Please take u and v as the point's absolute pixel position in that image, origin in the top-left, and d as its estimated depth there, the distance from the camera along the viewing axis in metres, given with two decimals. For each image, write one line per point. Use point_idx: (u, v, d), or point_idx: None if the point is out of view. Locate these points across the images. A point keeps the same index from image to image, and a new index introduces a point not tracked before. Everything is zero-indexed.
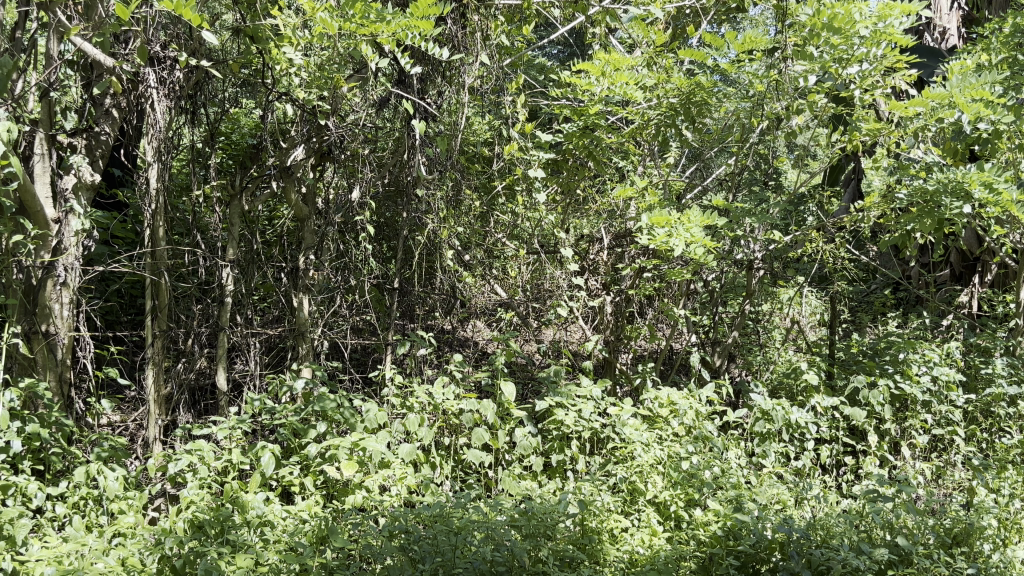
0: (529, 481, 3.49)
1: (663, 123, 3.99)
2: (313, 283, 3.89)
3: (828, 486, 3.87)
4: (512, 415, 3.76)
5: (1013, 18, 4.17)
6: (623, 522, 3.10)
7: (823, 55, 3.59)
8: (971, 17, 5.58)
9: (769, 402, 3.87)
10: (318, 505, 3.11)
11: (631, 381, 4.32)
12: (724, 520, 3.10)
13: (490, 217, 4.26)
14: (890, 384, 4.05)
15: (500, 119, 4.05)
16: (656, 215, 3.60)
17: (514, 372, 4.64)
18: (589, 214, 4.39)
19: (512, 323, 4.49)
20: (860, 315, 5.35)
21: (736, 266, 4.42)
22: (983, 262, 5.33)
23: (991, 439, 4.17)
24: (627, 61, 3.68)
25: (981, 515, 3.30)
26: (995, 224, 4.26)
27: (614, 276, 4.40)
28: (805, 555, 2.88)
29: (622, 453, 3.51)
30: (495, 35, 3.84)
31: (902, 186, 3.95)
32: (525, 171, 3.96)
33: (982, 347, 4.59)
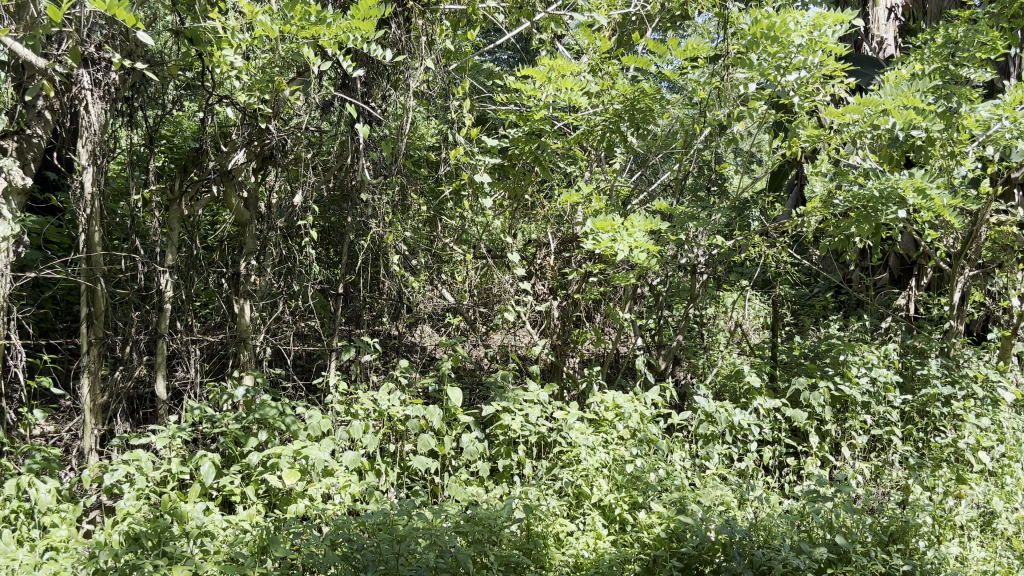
0: (475, 486, 3.48)
1: (608, 128, 4.01)
2: (255, 289, 3.83)
3: (770, 486, 3.94)
4: (458, 421, 3.75)
5: (945, 28, 4.29)
6: (568, 526, 3.10)
7: (762, 63, 3.66)
8: (906, 27, 5.74)
9: (713, 404, 3.92)
10: (260, 515, 3.07)
11: (578, 385, 4.34)
12: (667, 523, 3.13)
13: (437, 221, 4.25)
14: (830, 386, 4.13)
15: (446, 124, 4.04)
16: (601, 221, 3.62)
17: (461, 377, 4.62)
18: (536, 219, 4.40)
19: (459, 328, 4.48)
20: (802, 318, 5.44)
21: (681, 270, 4.47)
22: (920, 266, 5.47)
23: (927, 438, 4.27)
24: (571, 68, 3.70)
25: (917, 513, 3.38)
26: (930, 229, 4.37)
27: (561, 281, 4.42)
28: (747, 556, 2.92)
29: (568, 457, 3.52)
30: (441, 39, 3.84)
31: (841, 192, 4.03)
32: (471, 176, 3.96)
33: (919, 348, 4.71)
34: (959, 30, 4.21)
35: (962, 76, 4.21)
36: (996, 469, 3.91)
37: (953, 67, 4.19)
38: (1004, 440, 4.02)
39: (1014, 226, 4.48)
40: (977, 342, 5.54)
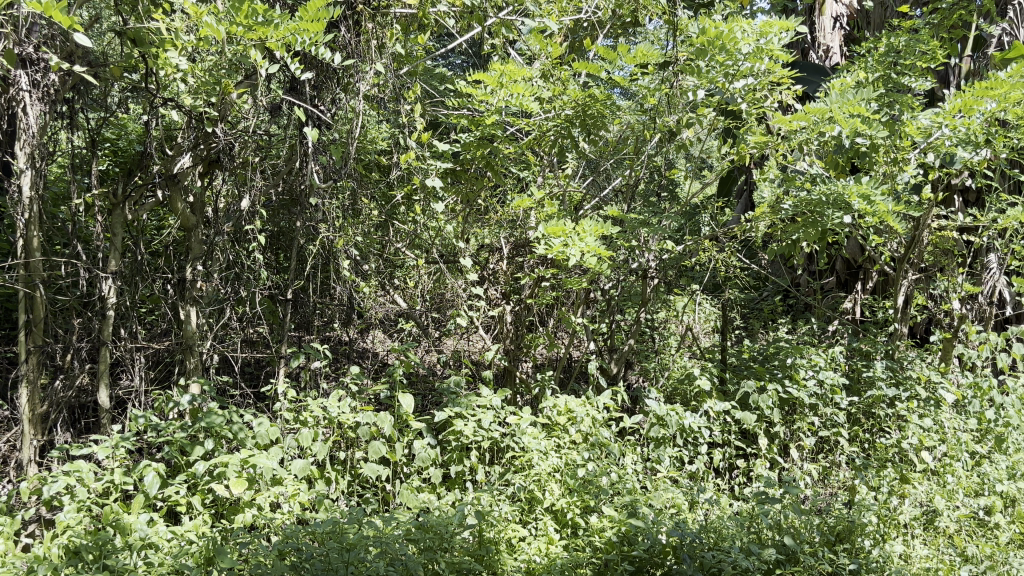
0: (427, 493, 3.45)
1: (560, 134, 4.02)
2: (202, 295, 3.76)
3: (720, 488, 3.98)
4: (410, 427, 3.72)
5: (887, 37, 4.38)
6: (520, 531, 3.09)
7: (710, 69, 3.70)
8: (851, 36, 5.86)
9: (664, 407, 3.95)
10: (206, 525, 3.01)
11: (531, 389, 4.33)
12: (618, 526, 3.14)
13: (389, 226, 4.22)
14: (778, 389, 4.19)
15: (397, 128, 4.01)
16: (552, 225, 3.62)
17: (414, 383, 4.59)
18: (489, 223, 4.39)
19: (411, 334, 4.45)
20: (752, 322, 5.51)
21: (632, 275, 4.50)
22: (865, 270, 5.58)
23: (872, 438, 4.35)
24: (522, 73, 3.69)
25: (862, 513, 3.44)
26: (875, 233, 4.46)
27: (514, 285, 4.41)
28: (697, 558, 2.94)
29: (520, 462, 3.51)
30: (391, 43, 3.81)
31: (788, 197, 4.09)
32: (423, 180, 3.94)
33: (865, 351, 4.80)
34: (901, 39, 4.30)
35: (904, 84, 4.30)
36: (938, 468, 3.99)
37: (896, 75, 4.29)
38: (946, 440, 4.11)
39: (955, 231, 4.59)
40: (920, 344, 5.66)
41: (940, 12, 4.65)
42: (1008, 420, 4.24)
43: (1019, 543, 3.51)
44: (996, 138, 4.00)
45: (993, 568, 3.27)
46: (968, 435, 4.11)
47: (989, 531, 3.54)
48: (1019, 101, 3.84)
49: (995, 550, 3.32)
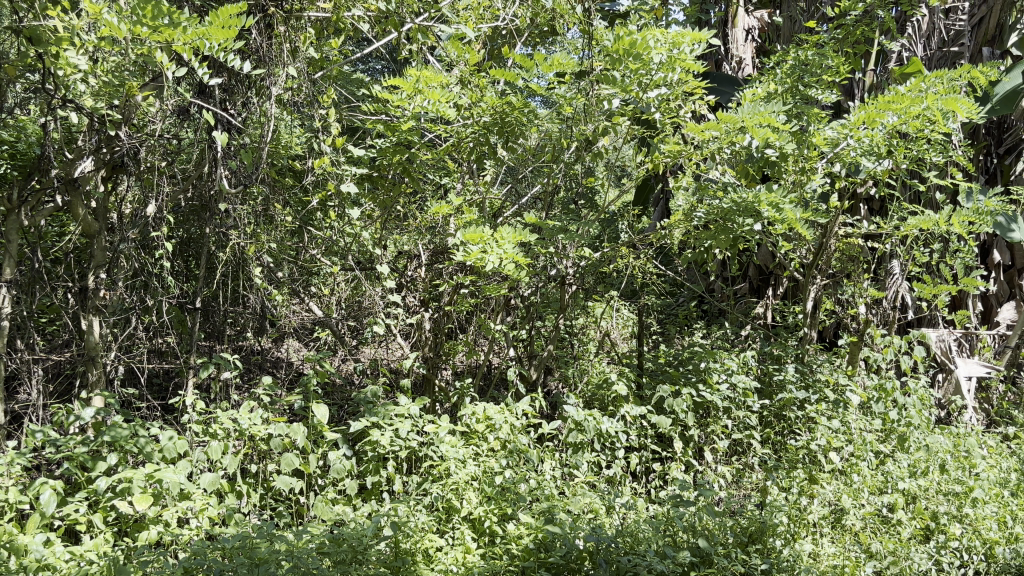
0: (342, 505, 3.39)
1: (478, 140, 4.00)
2: (105, 304, 3.61)
3: (637, 492, 4.02)
4: (325, 438, 3.64)
5: (795, 49, 4.51)
6: (437, 541, 3.03)
7: (625, 79, 3.74)
8: (763, 48, 6.00)
9: (582, 413, 3.97)
10: (108, 544, 2.89)
11: (449, 398, 4.28)
12: (535, 533, 3.14)
13: (303, 232, 4.13)
14: (693, 392, 4.27)
15: (310, 132, 3.94)
16: (470, 232, 3.60)
17: (329, 393, 4.50)
18: (408, 230, 4.34)
19: (327, 343, 4.37)
20: (668, 327, 5.58)
21: (550, 281, 4.50)
22: (776, 275, 5.72)
23: (783, 440, 4.46)
24: (438, 79, 3.66)
25: (773, 513, 3.52)
26: (784, 240, 4.58)
27: (432, 292, 4.37)
28: (613, 563, 2.97)
29: (437, 471, 3.46)
30: (305, 46, 3.74)
31: (702, 205, 4.16)
32: (337, 186, 3.86)
33: (776, 355, 4.92)
34: (808, 52, 4.43)
35: (811, 96, 4.45)
36: (845, 468, 4.11)
37: (803, 88, 4.42)
38: (853, 441, 4.24)
39: (860, 237, 4.76)
40: (828, 347, 5.84)
41: (844, 27, 4.81)
42: (910, 420, 4.40)
43: (920, 538, 3.63)
44: (897, 150, 4.16)
45: (897, 563, 3.37)
46: (873, 436, 4.25)
47: (892, 527, 3.66)
48: (918, 115, 3.98)
49: (897, 546, 3.43)
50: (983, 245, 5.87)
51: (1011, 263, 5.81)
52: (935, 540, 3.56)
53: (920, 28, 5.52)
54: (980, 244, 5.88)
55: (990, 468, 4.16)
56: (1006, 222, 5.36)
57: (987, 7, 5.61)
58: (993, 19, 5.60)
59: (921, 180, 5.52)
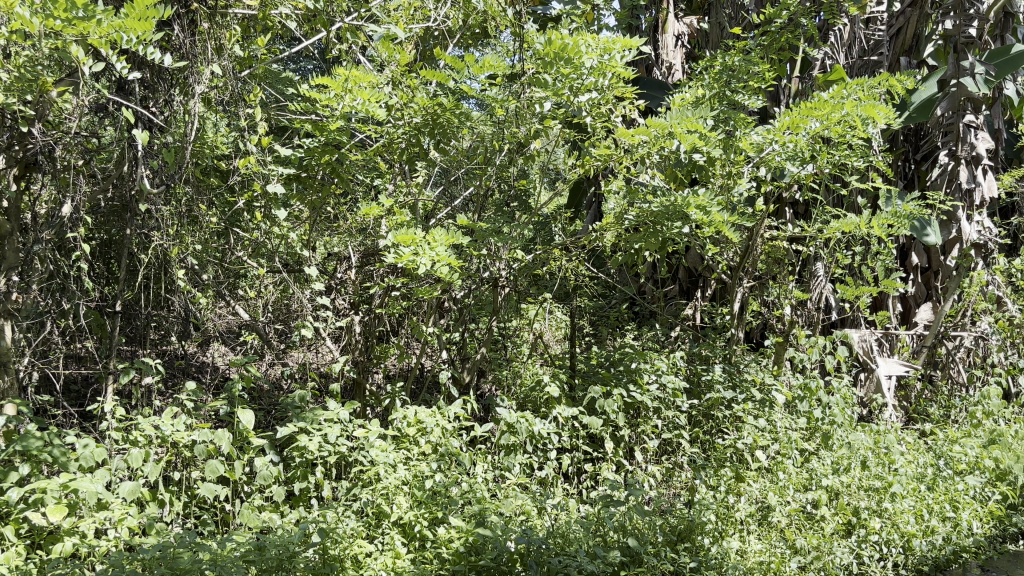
0: (269, 512, 3.32)
1: (409, 141, 3.96)
2: (19, 308, 3.47)
3: (568, 493, 4.04)
4: (251, 444, 3.55)
5: (722, 55, 4.59)
6: (367, 546, 2.98)
7: (556, 83, 3.77)
8: (692, 54, 6.07)
9: (514, 414, 3.96)
10: (19, 558, 2.76)
11: (380, 402, 4.22)
12: (466, 536, 3.12)
13: (229, 233, 4.04)
14: (623, 393, 4.31)
15: (237, 132, 3.85)
16: (401, 233, 3.55)
17: (256, 398, 4.40)
18: (338, 231, 4.28)
19: (255, 347, 4.28)
20: (600, 329, 5.60)
21: (483, 283, 4.48)
22: (705, 278, 5.86)
23: (712, 439, 4.53)
24: (367, 79, 3.62)
25: (702, 511, 3.56)
26: (712, 243, 4.65)
27: (362, 295, 4.31)
28: (544, 564, 2.98)
29: (366, 476, 3.41)
30: (230, 44, 3.65)
31: (633, 208, 4.14)
32: (263, 187, 3.79)
33: (704, 355, 5.00)
34: (734, 58, 4.52)
35: (738, 102, 4.54)
36: (771, 465, 4.19)
37: (730, 93, 4.51)
38: (778, 439, 4.32)
39: (784, 240, 4.87)
40: (755, 347, 5.95)
41: (769, 34, 4.92)
42: (833, 418, 4.51)
43: (842, 533, 3.73)
44: (820, 155, 4.27)
45: (820, 558, 3.47)
46: (797, 434, 4.33)
47: (816, 523, 3.75)
48: (840, 121, 4.14)
49: (821, 541, 3.52)
50: (901, 248, 6.11)
51: (927, 265, 6.06)
52: (856, 534, 3.67)
53: (841, 38, 5.62)
54: (899, 246, 6.08)
55: (908, 463, 4.30)
56: (921, 226, 5.58)
57: (905, 17, 5.87)
58: (909, 30, 5.86)
59: (843, 185, 5.68)
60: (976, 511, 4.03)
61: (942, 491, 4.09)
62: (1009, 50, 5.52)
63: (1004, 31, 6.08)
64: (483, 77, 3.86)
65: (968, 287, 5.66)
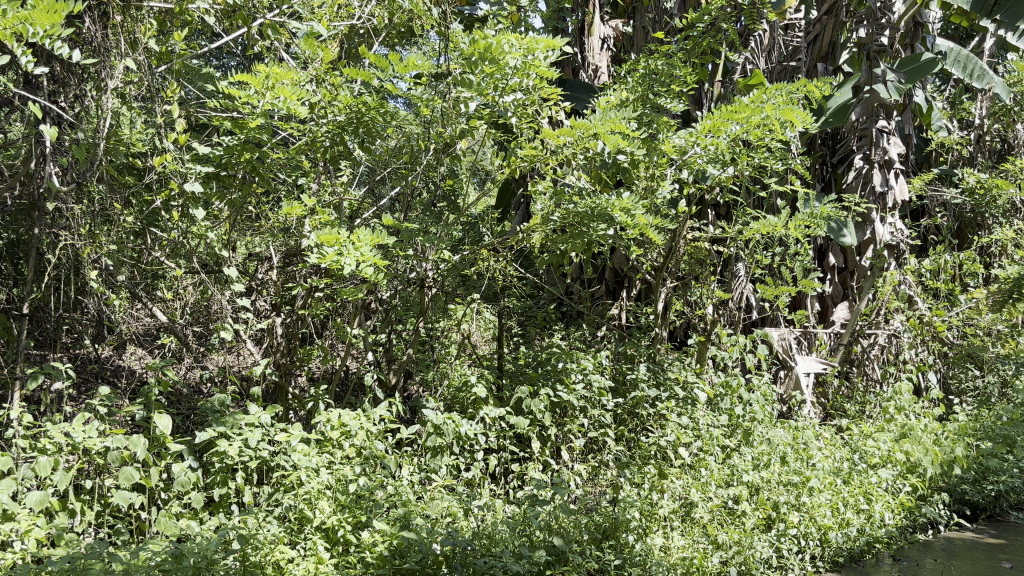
0: (187, 519, 3.22)
1: (333, 141, 3.89)
2: None
3: (495, 493, 4.04)
4: (167, 451, 3.44)
5: (646, 59, 4.65)
6: (289, 552, 2.91)
7: (481, 82, 3.75)
8: (618, 56, 6.13)
9: (440, 416, 3.93)
10: None
11: (303, 405, 4.14)
12: (390, 540, 3.09)
13: (146, 233, 3.92)
14: (550, 393, 4.33)
15: (153, 128, 3.73)
16: (325, 233, 3.49)
17: (173, 403, 4.28)
18: (260, 231, 4.19)
19: (173, 350, 4.15)
20: (528, 329, 5.61)
21: (409, 284, 4.44)
22: (630, 278, 5.93)
23: (636, 437, 4.59)
24: (289, 76, 3.57)
25: (627, 508, 3.59)
26: (636, 244, 4.71)
27: (284, 296, 4.22)
28: (469, 565, 3.01)
29: (288, 480, 3.34)
30: (145, 38, 3.52)
31: (558, 209, 4.18)
32: (181, 185, 3.67)
33: (630, 355, 5.05)
34: (658, 61, 4.58)
35: (661, 105, 4.60)
36: (694, 462, 4.26)
37: (653, 96, 4.57)
38: (701, 436, 4.39)
39: (706, 241, 4.97)
40: (679, 346, 6.03)
41: (691, 38, 5.00)
42: (754, 415, 4.60)
43: (762, 527, 3.81)
44: (740, 158, 4.34)
45: (741, 552, 3.54)
46: (719, 431, 4.41)
47: (737, 518, 3.82)
48: (758, 124, 4.23)
49: (742, 536, 3.59)
50: (819, 248, 6.28)
51: (843, 265, 6.24)
52: (776, 529, 3.75)
53: (761, 43, 5.81)
54: (817, 247, 6.28)
55: (825, 458, 4.43)
56: (838, 227, 5.76)
57: (821, 25, 6.01)
58: (825, 37, 6.04)
59: (763, 187, 5.81)
60: (888, 503, 4.19)
61: (856, 484, 4.23)
62: (919, 58, 5.74)
63: (914, 39, 6.32)
64: (407, 76, 3.83)
65: (881, 286, 5.87)
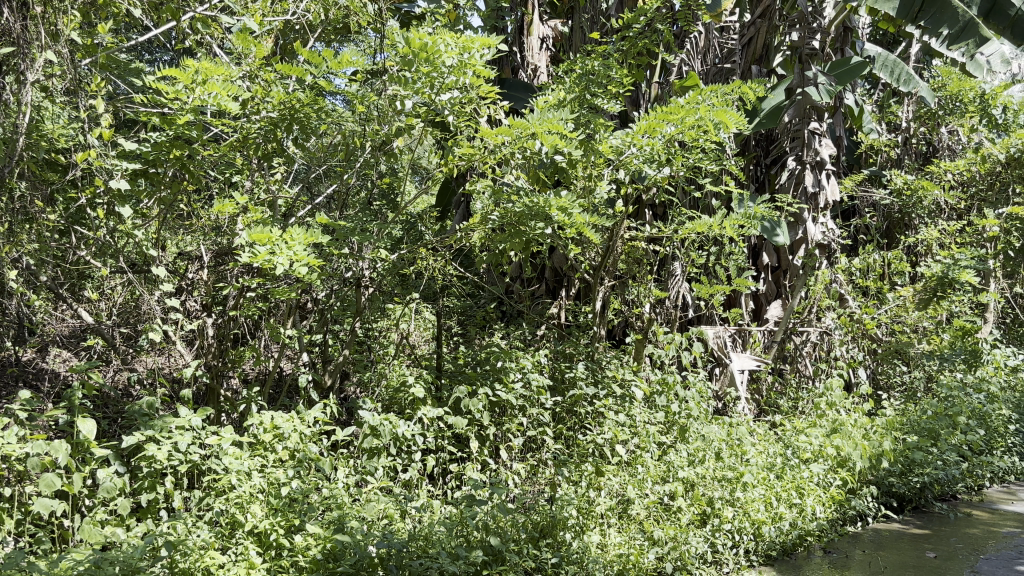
0: (112, 526, 3.12)
1: (264, 138, 3.77)
2: None
3: (433, 494, 4.01)
4: (92, 456, 3.33)
5: (583, 59, 4.66)
6: (219, 558, 2.82)
7: (417, 80, 3.72)
8: (557, 56, 6.15)
9: (377, 417, 3.88)
10: None
11: (235, 407, 4.06)
12: (324, 543, 3.04)
13: (71, 232, 3.79)
14: (488, 392, 4.31)
15: (76, 123, 3.61)
16: (257, 232, 3.42)
17: (100, 406, 4.15)
18: (191, 230, 4.09)
19: (100, 352, 4.03)
20: (468, 328, 5.59)
21: (345, 283, 4.39)
22: (569, 277, 5.95)
23: (574, 435, 4.61)
24: (219, 72, 3.50)
25: (564, 507, 3.60)
26: (574, 243, 4.72)
27: (214, 296, 4.13)
28: (404, 567, 2.99)
29: (218, 484, 3.24)
30: (68, 31, 3.39)
31: (496, 208, 4.17)
32: (106, 182, 3.55)
33: (568, 353, 5.07)
34: (594, 62, 4.59)
35: (597, 106, 4.61)
36: (631, 459, 4.29)
37: (590, 96, 4.58)
38: (638, 433, 4.43)
39: (643, 240, 5.01)
40: (617, 345, 6.08)
41: (628, 39, 5.02)
42: (689, 411, 4.65)
43: (697, 523, 3.85)
44: (675, 159, 4.39)
45: (677, 548, 3.57)
46: (655, 428, 4.45)
47: (673, 514, 3.85)
48: (693, 125, 4.27)
49: (677, 532, 3.63)
50: (753, 248, 6.40)
51: (777, 264, 6.37)
52: (710, 524, 3.81)
53: (697, 45, 5.87)
54: (751, 247, 6.39)
55: (758, 453, 4.51)
56: (772, 227, 5.87)
57: (755, 28, 6.14)
58: (759, 40, 6.15)
59: (698, 187, 5.89)
60: (819, 497, 4.29)
61: (789, 479, 4.32)
62: (848, 62, 5.89)
63: (844, 44, 6.47)
64: (341, 73, 3.78)
65: (814, 285, 6.00)
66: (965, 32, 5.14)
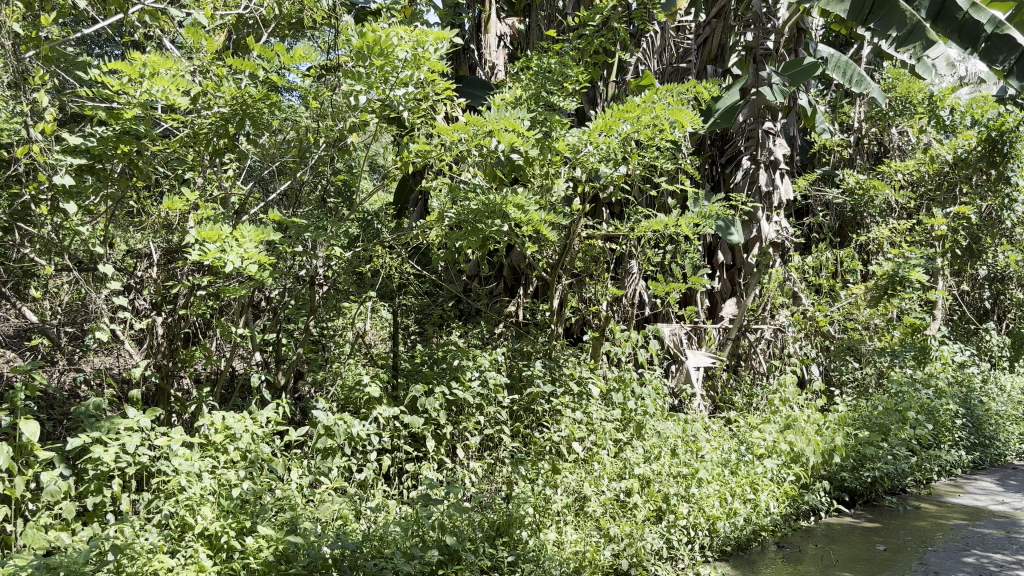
0: (57, 531, 3.03)
1: (215, 133, 3.68)
2: None
3: (388, 494, 3.96)
4: (36, 459, 3.24)
5: (540, 56, 4.65)
6: (168, 561, 2.75)
7: (371, 75, 3.68)
8: (514, 54, 6.13)
9: (331, 417, 3.83)
10: None
11: (186, 408, 3.98)
12: (276, 545, 2.99)
13: (14, 228, 3.69)
14: (444, 391, 4.28)
15: (19, 116, 3.51)
16: (207, 229, 3.32)
17: (45, 408, 4.04)
18: (140, 227, 4.00)
19: (44, 352, 3.92)
20: (425, 326, 5.55)
21: (299, 281, 4.33)
22: (527, 275, 5.86)
23: (531, 433, 4.60)
24: (168, 65, 3.37)
25: (521, 504, 3.59)
26: (531, 241, 4.71)
27: (164, 295, 4.04)
28: (358, 568, 2.96)
29: (167, 487, 3.15)
30: (10, 21, 3.28)
31: (452, 205, 4.14)
32: (50, 177, 3.46)
33: (525, 351, 5.06)
34: (551, 59, 4.58)
35: (554, 103, 4.60)
36: (588, 456, 4.30)
37: (546, 94, 4.57)
38: (594, 430, 4.44)
39: (599, 238, 5.02)
40: (575, 343, 6.09)
41: (585, 37, 5.01)
42: (645, 408, 4.67)
43: (653, 519, 3.86)
44: (631, 157, 4.41)
45: (633, 545, 3.58)
46: (611, 424, 4.46)
47: (629, 511, 3.86)
48: (648, 124, 4.29)
49: (633, 529, 3.63)
50: (708, 246, 6.45)
51: (732, 262, 6.43)
52: (666, 520, 3.82)
53: (653, 44, 5.89)
54: (707, 245, 6.45)
55: (713, 450, 4.55)
56: (726, 225, 5.92)
57: (710, 28, 6.23)
58: (715, 40, 6.23)
59: (654, 186, 5.93)
60: (773, 492, 4.34)
61: (744, 474, 4.36)
62: (800, 62, 5.97)
63: (797, 45, 6.56)
64: (295, 68, 3.73)
65: (767, 283, 6.07)
66: (912, 34, 5.27)
